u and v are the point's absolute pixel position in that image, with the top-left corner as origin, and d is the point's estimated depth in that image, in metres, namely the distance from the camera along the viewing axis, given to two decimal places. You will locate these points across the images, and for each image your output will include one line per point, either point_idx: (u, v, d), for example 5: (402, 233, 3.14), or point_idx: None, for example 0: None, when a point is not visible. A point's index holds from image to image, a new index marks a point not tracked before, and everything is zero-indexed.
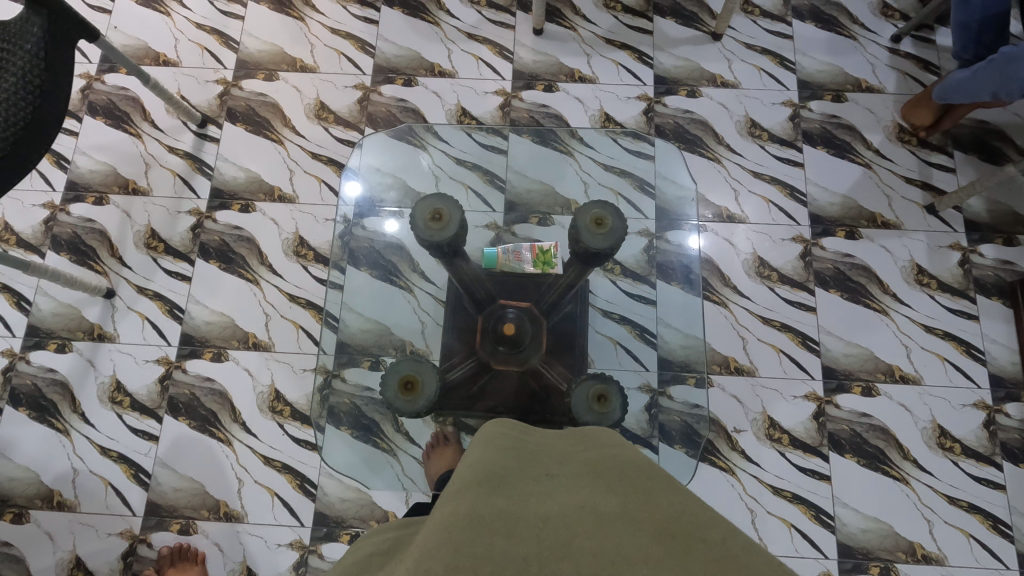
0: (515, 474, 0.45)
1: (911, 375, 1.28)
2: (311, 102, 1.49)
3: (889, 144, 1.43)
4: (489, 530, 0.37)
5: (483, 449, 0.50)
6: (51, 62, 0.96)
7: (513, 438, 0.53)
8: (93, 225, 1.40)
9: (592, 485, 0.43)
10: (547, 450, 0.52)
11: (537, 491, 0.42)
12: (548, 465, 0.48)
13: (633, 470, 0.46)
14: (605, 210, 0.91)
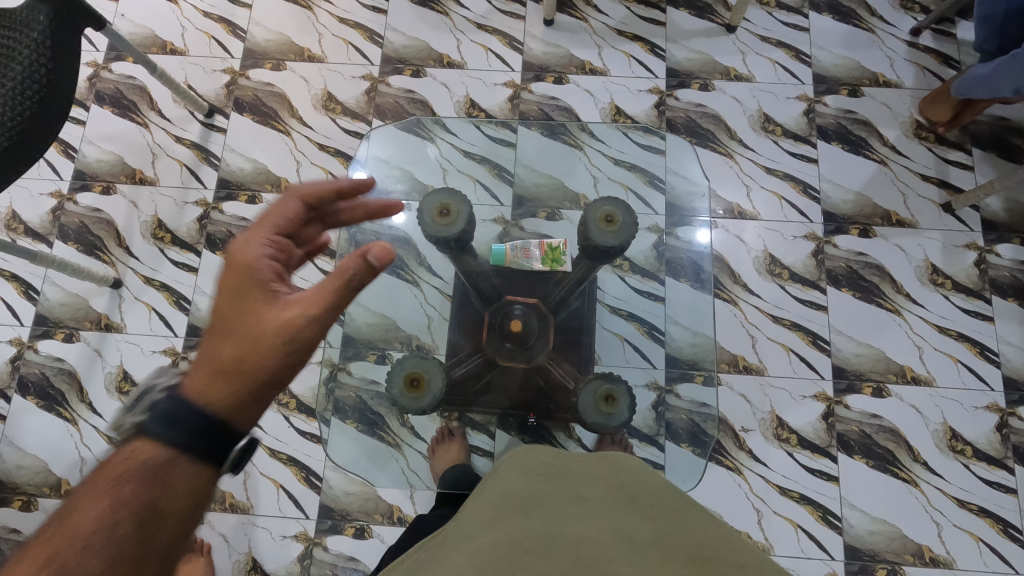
0: (551, 500, 0.53)
1: (923, 376, 1.26)
2: (319, 92, 1.48)
3: (905, 140, 1.40)
4: (528, 550, 0.47)
5: (526, 479, 0.58)
6: (53, 86, 0.94)
7: (551, 463, 0.62)
8: (100, 215, 1.40)
9: (607, 511, 0.51)
10: (578, 470, 0.60)
11: (556, 514, 0.51)
12: (580, 487, 0.56)
13: (652, 497, 0.53)
14: (616, 206, 0.90)
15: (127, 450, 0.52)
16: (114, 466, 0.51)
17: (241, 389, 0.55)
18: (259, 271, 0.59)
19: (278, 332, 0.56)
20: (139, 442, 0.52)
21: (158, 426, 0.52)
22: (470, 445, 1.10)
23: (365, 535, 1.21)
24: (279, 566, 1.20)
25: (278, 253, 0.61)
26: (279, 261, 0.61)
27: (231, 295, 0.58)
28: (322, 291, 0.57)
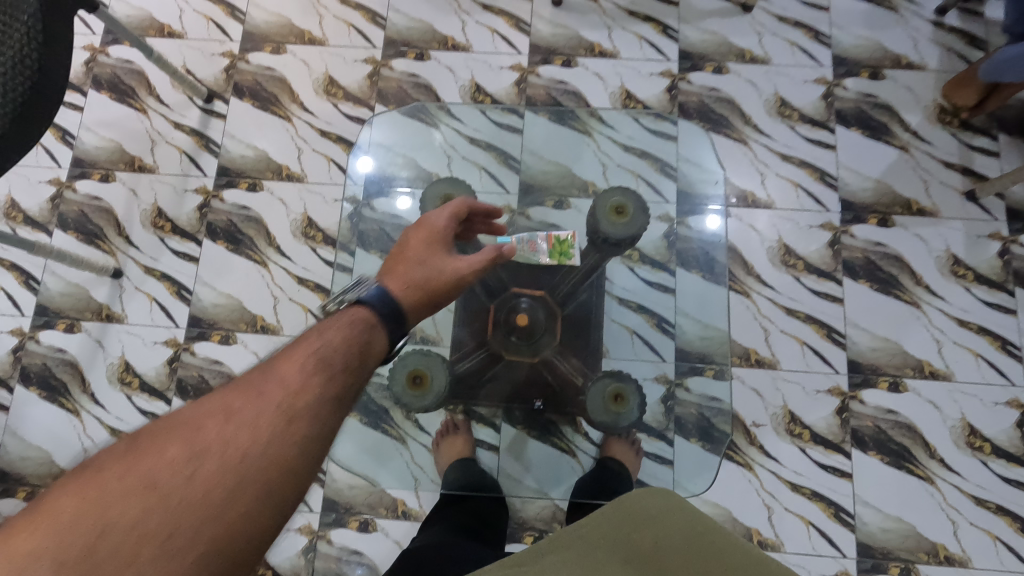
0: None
1: (942, 371, 1.22)
2: (320, 77, 1.44)
3: (928, 125, 1.34)
4: None
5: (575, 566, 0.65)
6: (30, 110, 0.89)
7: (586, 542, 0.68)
8: (99, 203, 1.38)
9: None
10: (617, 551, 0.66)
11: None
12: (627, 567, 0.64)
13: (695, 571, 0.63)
14: (627, 197, 0.86)
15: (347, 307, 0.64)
16: (340, 315, 0.63)
17: (419, 295, 0.70)
18: (435, 229, 0.78)
19: (452, 273, 0.74)
20: (353, 301, 0.65)
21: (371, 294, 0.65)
22: (476, 439, 1.08)
23: (369, 528, 1.20)
24: (284, 559, 1.20)
25: (450, 226, 0.81)
26: (450, 224, 0.80)
27: (417, 240, 0.77)
28: (485, 256, 0.78)
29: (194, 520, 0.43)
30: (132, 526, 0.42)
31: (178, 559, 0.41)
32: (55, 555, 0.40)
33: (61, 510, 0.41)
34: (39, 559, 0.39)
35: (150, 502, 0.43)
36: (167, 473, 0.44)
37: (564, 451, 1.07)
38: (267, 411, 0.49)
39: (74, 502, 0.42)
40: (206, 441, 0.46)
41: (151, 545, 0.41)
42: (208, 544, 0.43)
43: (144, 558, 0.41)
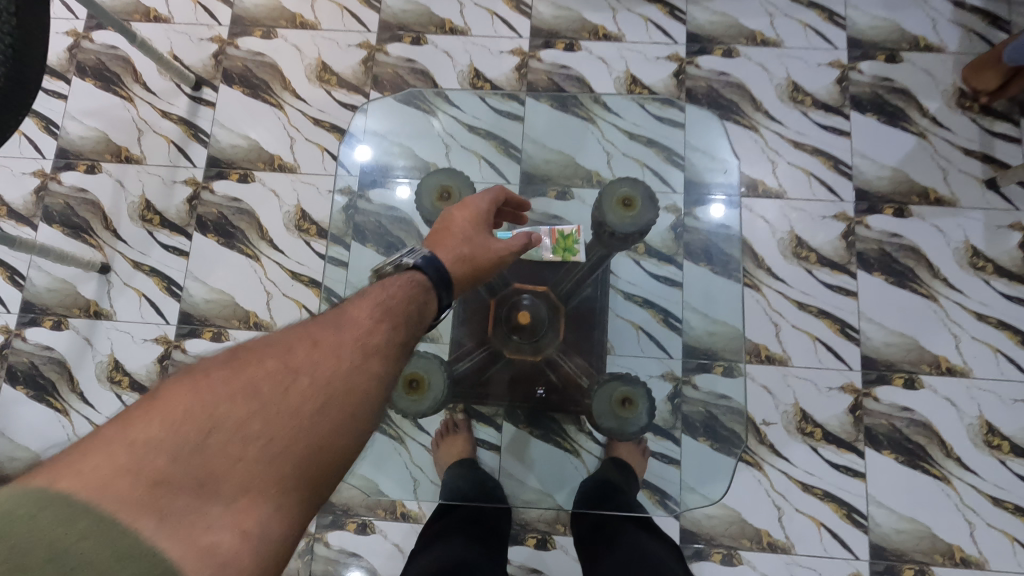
0: None
1: (959, 367, 1.18)
2: (313, 63, 1.38)
3: (946, 110, 1.28)
4: None
5: None
6: None
7: None
8: (85, 195, 1.33)
9: None
10: None
11: None
12: None
13: None
14: (635, 188, 0.81)
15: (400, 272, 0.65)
16: (399, 277, 0.63)
17: (467, 270, 0.71)
18: (474, 208, 0.77)
19: (498, 251, 0.74)
20: (406, 266, 0.65)
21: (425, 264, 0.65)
22: (476, 438, 1.05)
23: (367, 530, 1.17)
24: None
25: (492, 206, 0.80)
26: (490, 205, 0.79)
27: (458, 216, 0.76)
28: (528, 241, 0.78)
29: (296, 425, 0.43)
30: (240, 422, 0.41)
31: (280, 463, 0.41)
32: (164, 447, 0.39)
33: (166, 404, 0.41)
34: (151, 448, 0.39)
35: (254, 403, 0.42)
36: (270, 378, 0.44)
37: (567, 450, 1.03)
38: (352, 341, 0.50)
39: (183, 396, 0.41)
40: (300, 356, 0.46)
41: (254, 446, 0.41)
42: (307, 451, 0.42)
43: (250, 457, 0.40)
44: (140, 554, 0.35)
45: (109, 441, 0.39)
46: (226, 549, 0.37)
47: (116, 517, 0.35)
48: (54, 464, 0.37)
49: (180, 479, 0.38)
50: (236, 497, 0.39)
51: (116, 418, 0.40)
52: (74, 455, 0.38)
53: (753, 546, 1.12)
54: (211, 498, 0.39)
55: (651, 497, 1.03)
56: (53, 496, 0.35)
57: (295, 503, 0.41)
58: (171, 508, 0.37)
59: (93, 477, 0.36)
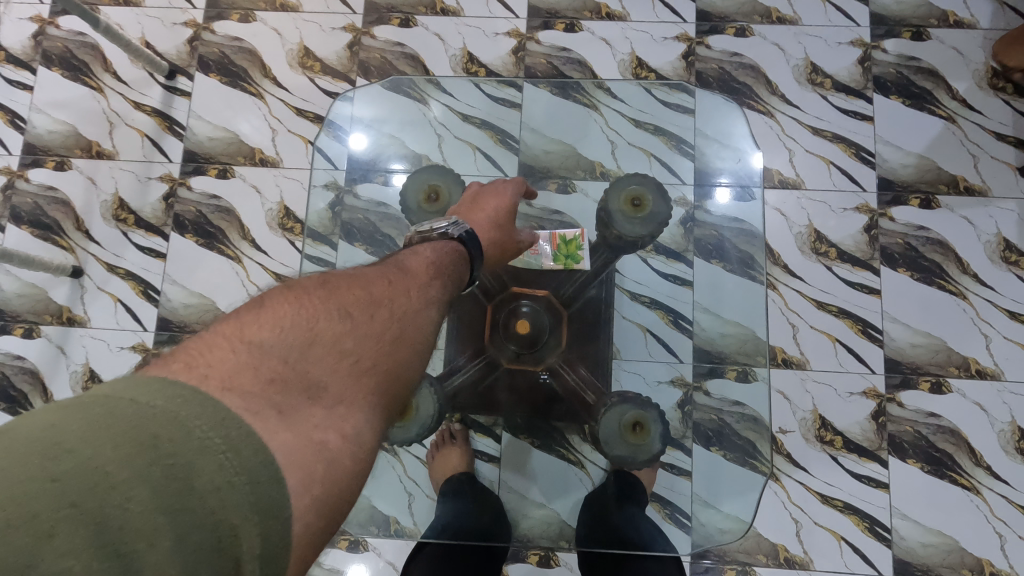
0: None
1: (990, 370, 1.10)
2: (295, 48, 1.29)
3: (977, 91, 1.19)
4: None
5: None
6: None
7: None
8: (55, 194, 1.25)
9: None
10: None
11: None
12: None
13: None
14: (643, 185, 0.73)
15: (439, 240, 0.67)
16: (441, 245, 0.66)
17: (496, 253, 0.74)
18: (505, 196, 0.75)
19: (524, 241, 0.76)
20: (450, 236, 0.67)
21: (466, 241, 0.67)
22: (475, 449, 0.99)
23: (360, 547, 1.10)
24: None
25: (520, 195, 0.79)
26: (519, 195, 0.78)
27: (489, 199, 0.74)
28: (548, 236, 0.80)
29: (378, 350, 0.47)
30: (337, 339, 0.46)
31: (368, 380, 0.45)
32: (275, 353, 0.42)
33: (271, 319, 0.45)
34: (265, 352, 0.42)
35: (347, 326, 0.47)
36: (354, 308, 0.49)
37: (569, 462, 0.95)
38: (411, 290, 0.56)
39: (287, 313, 0.45)
40: (374, 296, 0.52)
41: (348, 361, 0.45)
42: (387, 374, 0.47)
43: (345, 369, 0.44)
44: (270, 451, 0.36)
45: (223, 344, 0.42)
46: (332, 451, 0.40)
47: (247, 407, 0.37)
48: (171, 364, 0.39)
49: (292, 380, 0.41)
50: (335, 402, 0.42)
51: (227, 328, 0.44)
52: (188, 357, 0.40)
53: (769, 562, 1.06)
54: (314, 400, 0.41)
55: (659, 511, 0.95)
56: (194, 390, 0.37)
57: (379, 416, 0.45)
58: (286, 403, 0.40)
59: (221, 371, 0.39)
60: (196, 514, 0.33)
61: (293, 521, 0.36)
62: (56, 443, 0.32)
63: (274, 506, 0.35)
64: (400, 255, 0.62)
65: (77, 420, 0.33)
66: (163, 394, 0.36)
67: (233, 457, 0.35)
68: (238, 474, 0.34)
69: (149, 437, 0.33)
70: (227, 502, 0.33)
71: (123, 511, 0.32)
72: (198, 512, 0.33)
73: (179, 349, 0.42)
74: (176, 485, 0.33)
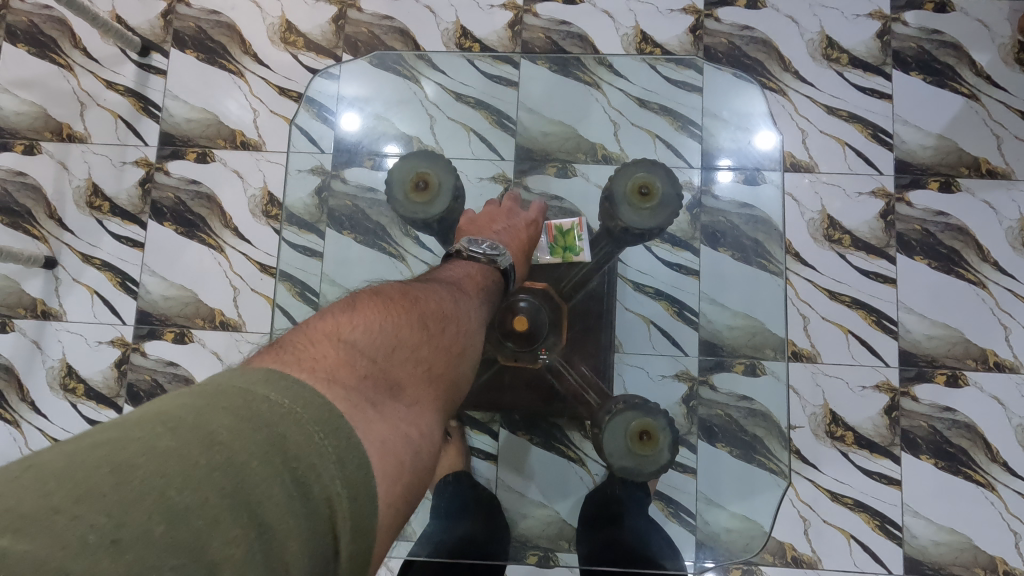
0: None
1: (1009, 362, 1.05)
2: (275, 22, 1.20)
3: (1002, 66, 1.11)
4: None
5: None
6: None
7: None
8: (24, 179, 1.18)
9: None
10: None
11: None
12: None
13: None
14: (652, 173, 0.67)
15: (482, 264, 0.66)
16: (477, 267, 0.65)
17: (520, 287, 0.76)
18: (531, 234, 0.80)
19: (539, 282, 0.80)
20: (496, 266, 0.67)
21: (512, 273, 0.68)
22: (470, 447, 0.93)
23: None
24: None
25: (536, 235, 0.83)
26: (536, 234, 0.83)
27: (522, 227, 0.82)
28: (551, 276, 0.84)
29: (441, 364, 0.52)
30: (414, 346, 0.49)
31: (434, 386, 0.49)
32: (367, 353, 0.45)
33: (363, 320, 0.47)
34: (358, 350, 0.45)
35: (422, 333, 0.51)
36: (428, 317, 0.53)
37: (569, 459, 0.90)
38: (468, 304, 0.60)
39: (374, 315, 0.48)
40: (442, 306, 0.56)
41: (421, 368, 0.49)
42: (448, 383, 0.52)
43: (418, 375, 0.48)
44: (372, 451, 0.38)
45: (322, 340, 0.44)
46: (413, 452, 0.42)
47: (353, 398, 0.40)
48: (278, 360, 0.40)
49: (381, 379, 0.44)
50: (411, 402, 0.46)
51: (322, 325, 0.46)
52: (291, 352, 0.41)
53: (776, 561, 1.02)
54: (397, 399, 0.44)
55: (662, 510, 0.89)
56: (310, 385, 0.38)
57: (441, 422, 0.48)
58: (378, 398, 0.42)
59: (327, 365, 0.41)
60: (315, 521, 0.33)
61: (381, 521, 0.37)
62: (208, 435, 0.32)
63: (365, 519, 0.36)
64: (446, 270, 0.65)
65: (223, 413, 0.34)
66: (290, 393, 0.36)
67: (344, 466, 0.35)
68: (346, 485, 0.35)
69: (282, 438, 0.34)
70: (338, 508, 0.34)
71: (260, 510, 0.32)
72: (318, 518, 0.33)
73: (274, 342, 0.44)
74: (301, 490, 0.33)
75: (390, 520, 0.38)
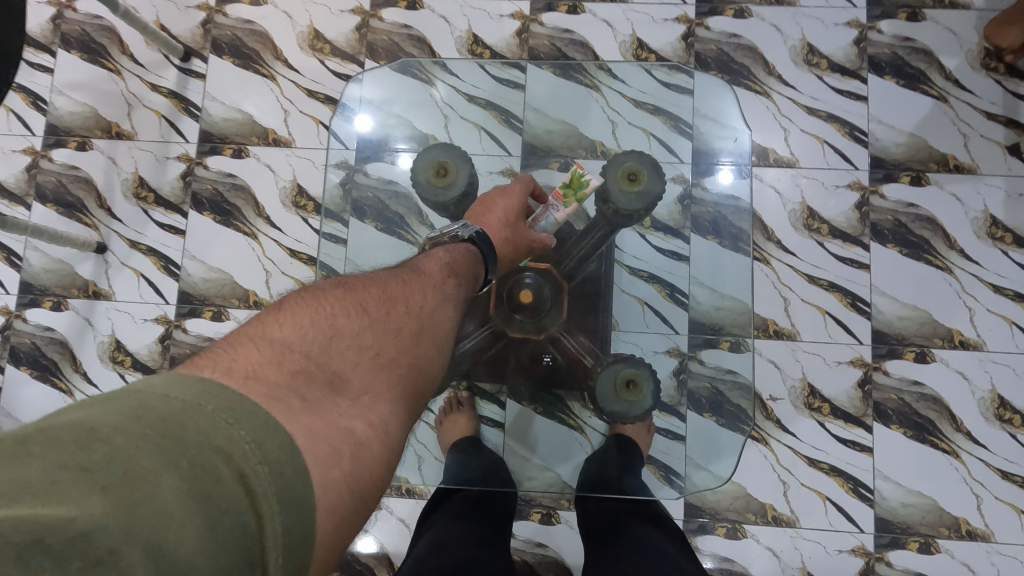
0: None
1: (973, 341, 1.15)
2: (304, 30, 1.32)
3: (969, 70, 1.21)
4: None
5: None
6: None
7: None
8: (77, 173, 1.30)
9: None
10: None
11: None
12: None
13: None
14: (641, 161, 0.78)
15: (451, 242, 0.77)
16: (455, 245, 0.75)
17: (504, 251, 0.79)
18: (514, 197, 0.81)
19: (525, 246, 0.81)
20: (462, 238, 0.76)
21: (478, 241, 0.76)
22: (481, 416, 1.05)
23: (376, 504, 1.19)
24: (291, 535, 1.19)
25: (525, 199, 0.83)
26: (527, 194, 0.83)
27: (498, 199, 0.81)
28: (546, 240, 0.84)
29: (393, 351, 0.56)
30: (357, 335, 0.54)
31: (386, 371, 0.54)
32: (300, 349, 0.50)
33: (290, 320, 0.52)
34: (291, 347, 0.50)
35: (363, 323, 0.56)
36: (370, 307, 0.58)
37: (571, 427, 1.01)
38: (424, 292, 0.65)
39: (308, 311, 0.54)
40: (389, 296, 0.61)
41: (368, 356, 0.54)
42: (404, 367, 0.56)
43: (365, 361, 0.53)
44: (299, 436, 0.43)
45: (250, 341, 0.49)
46: (357, 443, 0.47)
47: (279, 392, 0.45)
48: (205, 363, 0.45)
49: (317, 374, 0.49)
50: (358, 394, 0.51)
51: (253, 328, 0.51)
52: (220, 356, 0.47)
53: (757, 520, 1.12)
54: (341, 393, 0.49)
55: (655, 473, 1.01)
56: (225, 385, 0.43)
57: (400, 405, 0.53)
58: (312, 393, 0.47)
59: (253, 365, 0.46)
60: (222, 501, 0.38)
61: (321, 502, 0.42)
62: (89, 439, 0.37)
63: (298, 496, 0.41)
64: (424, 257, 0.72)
65: (112, 413, 0.38)
66: (191, 390, 0.41)
67: (262, 448, 0.40)
68: (265, 465, 0.40)
69: (177, 429, 0.38)
70: (256, 487, 0.39)
71: (153, 496, 0.36)
72: (225, 496, 0.38)
73: (214, 341, 0.50)
74: (200, 473, 0.38)
75: (332, 502, 0.43)
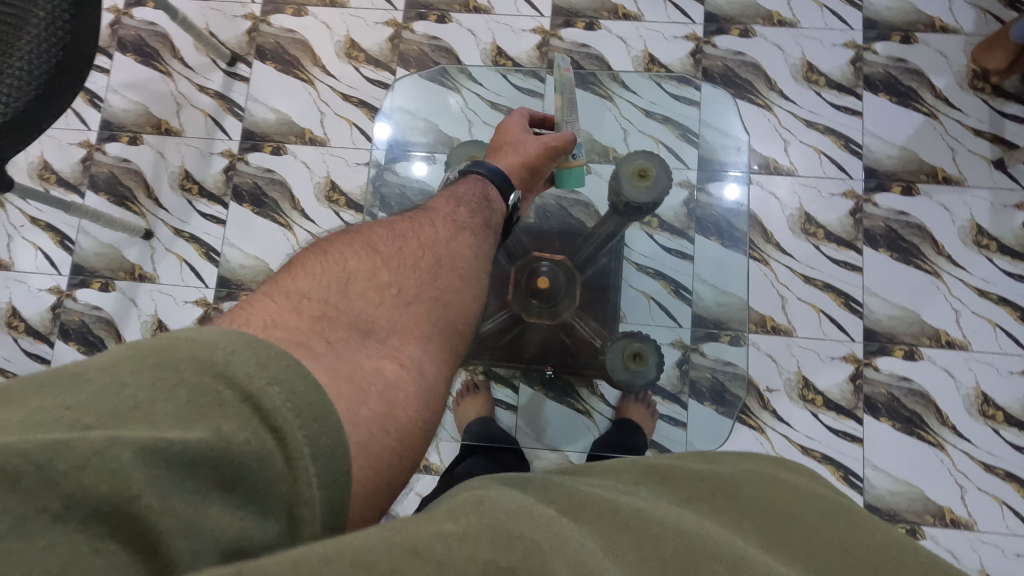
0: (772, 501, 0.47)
1: (959, 341, 1.23)
2: (341, 39, 1.43)
3: (957, 90, 1.31)
4: (775, 505, 0.47)
5: (768, 488, 0.49)
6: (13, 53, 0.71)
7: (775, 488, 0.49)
8: (128, 165, 1.41)
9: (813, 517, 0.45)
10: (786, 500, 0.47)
11: (764, 515, 0.45)
12: (802, 521, 0.45)
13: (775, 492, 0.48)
14: (650, 160, 0.87)
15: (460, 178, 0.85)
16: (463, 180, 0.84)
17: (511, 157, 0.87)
18: (514, 121, 0.92)
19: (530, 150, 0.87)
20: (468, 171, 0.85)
21: (481, 166, 0.84)
22: (495, 398, 1.14)
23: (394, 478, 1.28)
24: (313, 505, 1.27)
25: (524, 120, 0.93)
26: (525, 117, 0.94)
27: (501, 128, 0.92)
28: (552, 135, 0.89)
29: (414, 293, 0.59)
30: (373, 284, 0.58)
31: (410, 313, 0.57)
32: (319, 301, 0.53)
33: (303, 277, 0.56)
34: (309, 300, 0.53)
35: (378, 274, 0.59)
36: (385, 260, 0.61)
37: (579, 410, 1.10)
38: (440, 245, 0.68)
39: (322, 270, 0.57)
40: (403, 250, 0.64)
41: (388, 298, 0.57)
42: (425, 308, 0.59)
43: (387, 304, 0.56)
44: (319, 372, 0.42)
45: (270, 298, 0.52)
46: (385, 380, 0.48)
47: (302, 334, 0.47)
48: (227, 319, 0.48)
49: (337, 321, 0.52)
50: (384, 337, 0.53)
51: (272, 288, 0.54)
52: (241, 312, 0.49)
53: None
54: (365, 337, 0.51)
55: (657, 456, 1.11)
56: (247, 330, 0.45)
57: (427, 343, 0.56)
58: (335, 338, 0.49)
59: (275, 316, 0.49)
60: (230, 417, 0.36)
61: (352, 437, 0.42)
62: (74, 381, 0.34)
63: (314, 407, 0.39)
64: (439, 211, 0.75)
65: (100, 357, 0.37)
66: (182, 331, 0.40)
67: (266, 369, 0.38)
68: (273, 381, 0.38)
69: (169, 360, 0.37)
70: (267, 399, 0.37)
71: (152, 418, 0.34)
72: (233, 413, 0.36)
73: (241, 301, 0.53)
74: (203, 396, 0.36)
75: (361, 437, 0.42)
